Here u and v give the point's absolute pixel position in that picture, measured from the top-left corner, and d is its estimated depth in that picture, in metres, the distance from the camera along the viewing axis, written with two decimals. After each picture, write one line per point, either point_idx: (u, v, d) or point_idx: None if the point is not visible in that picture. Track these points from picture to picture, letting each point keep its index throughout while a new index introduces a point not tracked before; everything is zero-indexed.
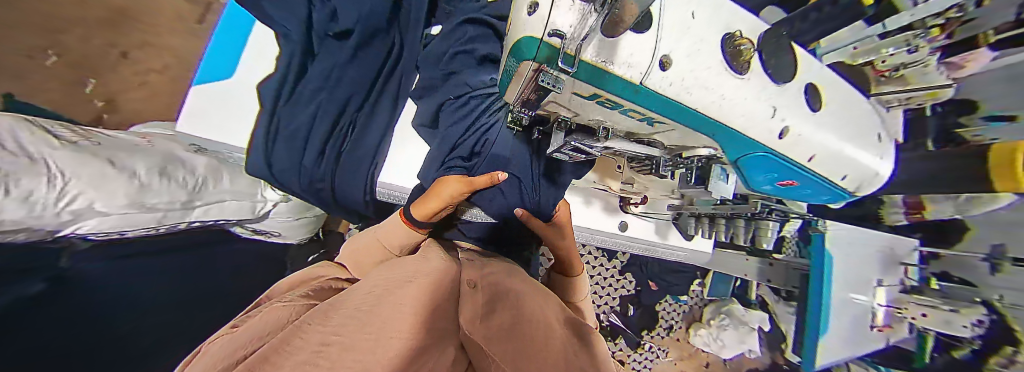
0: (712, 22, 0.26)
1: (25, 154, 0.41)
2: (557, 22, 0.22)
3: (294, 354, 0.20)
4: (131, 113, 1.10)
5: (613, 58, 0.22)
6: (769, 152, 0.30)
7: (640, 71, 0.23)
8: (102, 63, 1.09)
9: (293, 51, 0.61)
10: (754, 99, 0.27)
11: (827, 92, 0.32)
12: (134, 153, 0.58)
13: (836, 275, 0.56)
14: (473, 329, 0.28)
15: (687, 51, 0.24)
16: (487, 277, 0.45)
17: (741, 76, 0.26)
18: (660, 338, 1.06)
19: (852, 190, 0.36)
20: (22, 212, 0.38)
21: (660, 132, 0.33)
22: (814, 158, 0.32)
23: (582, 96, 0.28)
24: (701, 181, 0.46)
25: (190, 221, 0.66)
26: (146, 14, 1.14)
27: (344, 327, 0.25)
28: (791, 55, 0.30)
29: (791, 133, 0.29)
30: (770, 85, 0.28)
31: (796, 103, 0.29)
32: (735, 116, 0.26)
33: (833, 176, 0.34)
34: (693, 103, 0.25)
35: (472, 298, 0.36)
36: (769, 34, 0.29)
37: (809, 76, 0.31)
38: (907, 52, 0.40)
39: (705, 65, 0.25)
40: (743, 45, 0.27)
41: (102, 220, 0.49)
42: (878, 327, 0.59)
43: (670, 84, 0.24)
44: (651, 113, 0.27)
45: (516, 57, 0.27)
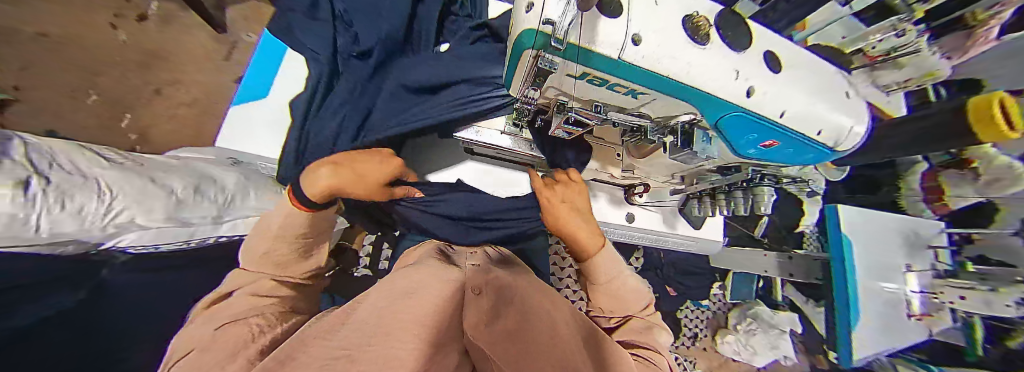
0: (674, 5, 0.29)
1: (79, 173, 0.46)
2: (548, 12, 0.24)
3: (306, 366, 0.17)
4: (160, 142, 1.16)
5: (595, 39, 0.25)
6: (744, 111, 0.31)
7: (618, 48, 0.26)
8: (134, 99, 1.17)
9: (321, 71, 0.66)
10: (719, 65, 0.29)
11: (784, 56, 0.34)
12: (172, 172, 0.62)
13: (858, 262, 0.55)
14: (478, 336, 0.23)
15: (656, 28, 0.27)
16: (493, 281, 0.38)
17: (701, 46, 0.29)
18: (685, 347, 1.00)
19: (831, 146, 0.36)
20: (74, 225, 0.42)
21: (646, 104, 0.35)
22: (785, 114, 0.32)
23: (575, 78, 0.31)
24: (688, 144, 0.42)
25: (218, 236, 0.68)
26: (181, 55, 1.28)
27: (365, 325, 0.24)
28: (746, 28, 0.32)
29: (757, 92, 0.31)
30: (730, 53, 0.30)
31: (753, 65, 0.31)
32: (706, 81, 0.29)
33: (808, 131, 0.34)
34: (667, 71, 0.28)
35: (478, 302, 0.30)
36: (723, 14, 0.32)
37: (765, 45, 0.33)
38: (895, 35, 0.51)
39: (673, 40, 0.27)
40: (701, 22, 0.29)
41: (142, 233, 0.52)
42: (917, 315, 0.57)
43: (645, 57, 0.26)
44: (635, 86, 0.30)
45: (517, 51, 0.30)
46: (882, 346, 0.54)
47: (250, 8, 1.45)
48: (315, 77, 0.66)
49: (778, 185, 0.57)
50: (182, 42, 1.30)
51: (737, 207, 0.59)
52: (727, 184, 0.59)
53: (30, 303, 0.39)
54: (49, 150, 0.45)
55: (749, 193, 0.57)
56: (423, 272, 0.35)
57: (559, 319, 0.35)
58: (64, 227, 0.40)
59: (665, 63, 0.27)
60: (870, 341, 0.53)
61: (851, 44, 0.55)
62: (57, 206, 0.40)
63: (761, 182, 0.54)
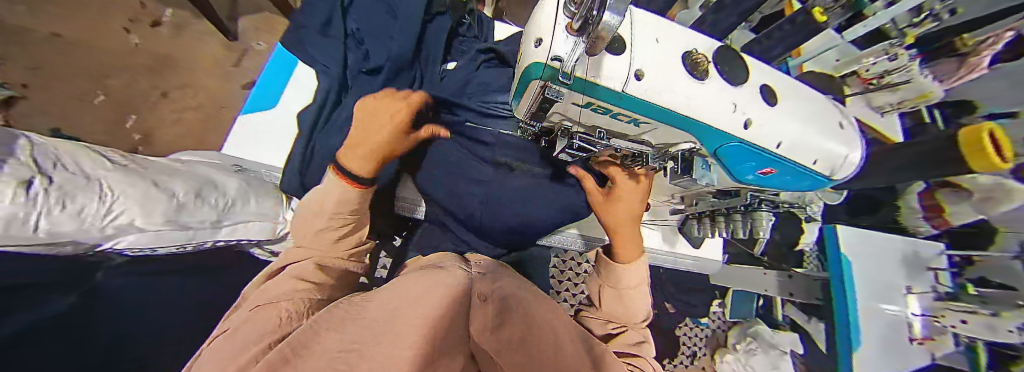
0: (676, 42, 0.31)
1: (84, 174, 0.46)
2: (557, 49, 0.26)
3: (314, 360, 0.20)
4: (164, 144, 1.17)
5: (601, 74, 0.27)
6: (740, 142, 0.33)
7: (620, 82, 0.28)
8: (141, 101, 1.19)
9: (332, 85, 0.71)
10: (716, 98, 0.31)
11: (779, 89, 0.35)
12: (176, 176, 0.63)
13: (858, 284, 0.55)
14: (483, 340, 0.27)
15: (657, 65, 0.29)
16: (498, 292, 0.39)
17: (701, 81, 0.30)
18: (684, 367, 0.96)
19: (826, 174, 0.37)
20: (73, 226, 0.42)
21: (647, 132, 0.36)
22: (781, 146, 0.34)
23: (579, 106, 0.32)
24: (687, 171, 0.39)
25: (217, 241, 0.67)
26: (192, 62, 1.31)
27: (362, 336, 0.25)
28: (741, 63, 0.33)
29: (754, 124, 0.32)
30: (728, 87, 0.32)
31: (751, 99, 0.33)
32: (703, 113, 0.30)
33: (802, 160, 0.35)
34: (666, 104, 0.29)
35: (480, 307, 0.33)
36: (721, 50, 0.33)
37: (760, 79, 0.35)
38: (887, 59, 0.56)
39: (671, 74, 0.29)
40: (700, 59, 0.31)
41: (140, 236, 0.52)
42: (918, 339, 0.56)
43: (648, 91, 0.28)
44: (638, 115, 0.31)
45: (524, 79, 0.31)
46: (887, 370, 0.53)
47: (263, 19, 1.49)
48: (325, 91, 0.71)
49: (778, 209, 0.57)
50: (194, 50, 1.34)
51: (735, 229, 0.59)
52: (726, 207, 0.59)
53: (26, 304, 0.39)
54: (56, 151, 0.45)
55: (748, 217, 0.56)
56: (428, 285, 0.36)
57: (563, 337, 0.35)
58: (61, 225, 0.40)
59: (663, 96, 0.29)
60: (875, 363, 0.53)
61: (845, 67, 0.61)
62: (57, 207, 0.40)
63: (760, 207, 0.54)
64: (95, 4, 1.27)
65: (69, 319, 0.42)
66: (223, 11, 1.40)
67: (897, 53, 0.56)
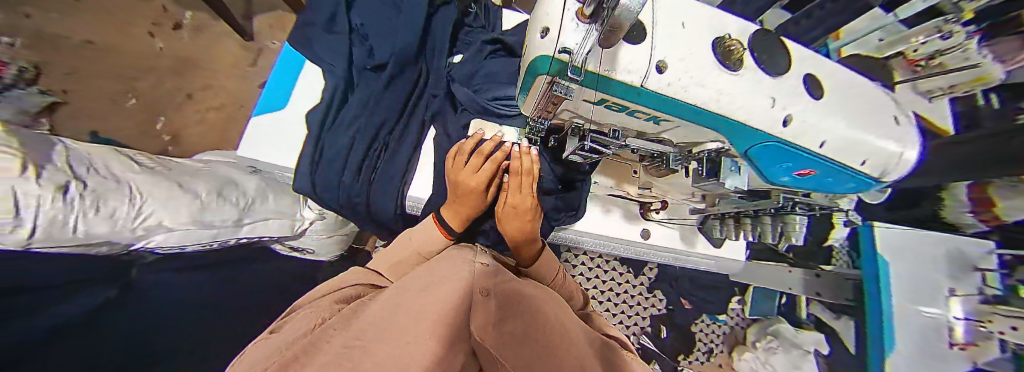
0: (701, 28, 0.28)
1: (113, 178, 0.48)
2: (565, 40, 0.24)
3: (319, 355, 0.20)
4: (190, 144, 1.23)
5: (616, 67, 0.25)
6: (779, 141, 0.30)
7: (641, 75, 0.26)
8: (167, 103, 1.24)
9: (338, 83, 0.69)
10: (752, 93, 0.28)
11: (826, 81, 0.31)
12: (198, 177, 0.66)
13: (896, 285, 0.51)
14: (485, 337, 0.25)
15: (682, 55, 0.26)
16: (502, 284, 0.40)
17: (734, 72, 0.28)
18: (699, 364, 0.95)
19: (878, 176, 0.34)
20: (106, 227, 0.44)
21: (667, 130, 0.35)
22: (825, 144, 0.31)
23: (591, 102, 0.31)
24: (714, 174, 0.45)
25: (240, 238, 0.70)
26: (211, 63, 1.34)
27: (368, 331, 0.25)
28: (784, 53, 0.30)
29: (794, 121, 0.29)
30: (765, 78, 0.28)
31: (791, 93, 0.29)
32: (736, 109, 0.28)
33: (851, 161, 0.32)
34: (693, 100, 0.27)
35: (486, 300, 0.31)
36: (759, 35, 0.30)
37: (805, 67, 0.31)
38: (941, 37, 0.45)
39: (700, 65, 0.27)
40: (734, 46, 0.28)
41: (168, 235, 0.54)
42: (959, 345, 0.52)
43: (669, 85, 0.26)
44: (656, 112, 0.30)
45: (530, 73, 0.30)
46: None
47: (275, 16, 1.47)
48: (331, 89, 0.70)
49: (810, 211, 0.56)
50: (213, 50, 1.35)
51: (764, 232, 0.60)
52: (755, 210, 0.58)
53: (72, 299, 0.42)
54: (88, 157, 0.47)
55: (778, 220, 0.57)
56: (435, 279, 0.37)
57: (570, 329, 0.34)
58: (94, 227, 0.42)
59: (691, 91, 0.27)
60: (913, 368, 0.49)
61: (890, 47, 0.52)
62: (91, 210, 0.42)
63: (793, 211, 0.53)
64: (116, 5, 1.28)
65: (109, 315, 0.45)
66: (237, 10, 1.41)
67: (954, 30, 0.45)
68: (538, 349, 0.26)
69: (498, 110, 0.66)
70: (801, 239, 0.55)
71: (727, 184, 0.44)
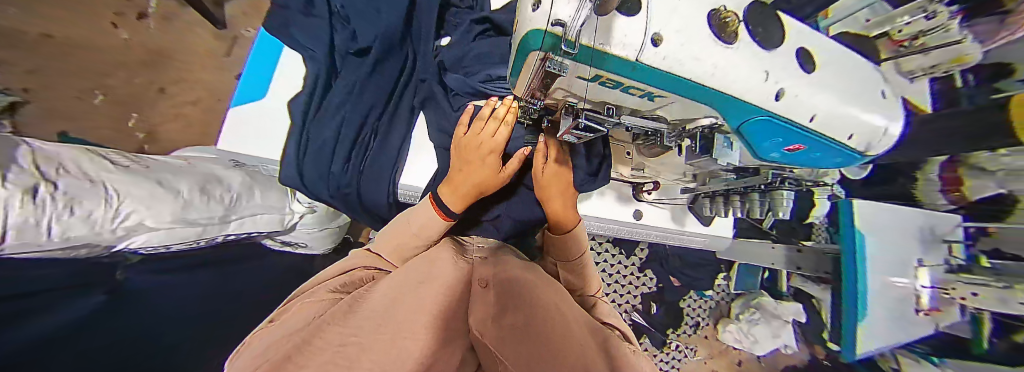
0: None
1: (87, 177, 0.46)
2: (558, 12, 0.23)
3: (317, 354, 0.20)
4: (168, 142, 1.18)
5: (610, 40, 0.23)
6: (771, 115, 0.29)
7: (636, 48, 0.23)
8: (139, 98, 1.18)
9: (320, 72, 0.68)
10: (749, 66, 0.26)
11: (819, 55, 0.31)
12: (178, 174, 0.63)
13: (871, 258, 0.54)
14: (484, 332, 0.28)
15: (680, 26, 0.24)
16: (501, 274, 0.41)
17: (729, 46, 0.26)
18: (686, 336, 1.03)
19: (861, 149, 0.34)
20: (85, 229, 0.43)
21: (663, 106, 0.33)
22: (815, 118, 0.30)
23: (586, 79, 0.29)
24: (705, 150, 0.48)
25: (227, 235, 0.70)
26: (183, 54, 1.25)
27: (365, 327, 0.25)
28: (779, 25, 0.30)
29: (787, 95, 0.28)
30: (759, 51, 0.27)
31: (785, 66, 0.28)
32: (731, 82, 0.26)
33: (839, 136, 0.32)
34: (689, 75, 0.25)
35: (483, 298, 0.34)
36: (756, 6, 0.29)
37: (798, 42, 0.30)
38: (924, 18, 0.46)
39: (695, 36, 0.24)
40: (729, 18, 0.26)
41: (151, 235, 0.53)
42: (924, 310, 0.56)
43: (665, 60, 0.24)
44: (650, 88, 0.28)
45: (522, 53, 0.28)
46: (891, 340, 0.53)
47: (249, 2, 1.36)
48: (313, 77, 0.68)
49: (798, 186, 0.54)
50: (183, 40, 1.26)
51: (752, 208, 0.60)
52: (744, 187, 0.58)
53: (63, 305, 0.41)
54: (59, 157, 0.45)
55: (766, 197, 0.56)
56: (427, 274, 0.37)
57: (567, 314, 0.35)
58: (72, 230, 0.41)
59: (685, 65, 0.24)
60: (878, 334, 0.53)
61: (874, 29, 0.52)
62: (66, 212, 0.40)
63: (780, 186, 0.52)
64: None
65: (107, 318, 0.45)
66: None
67: (939, 10, 0.44)
68: (533, 333, 0.27)
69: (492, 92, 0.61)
70: (788, 213, 0.54)
71: (719, 159, 0.47)
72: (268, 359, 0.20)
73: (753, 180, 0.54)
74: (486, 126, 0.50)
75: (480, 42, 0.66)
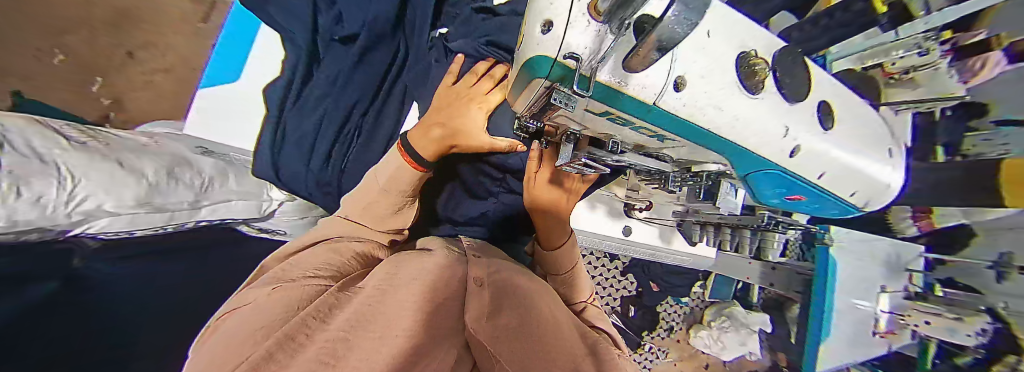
0: (728, 39, 0.24)
1: (37, 156, 0.42)
2: (572, 43, 0.20)
3: (300, 352, 0.17)
4: (137, 111, 1.09)
5: (629, 80, 0.21)
6: (783, 170, 0.29)
7: (655, 92, 0.22)
8: (103, 60, 1.07)
9: (300, 56, 0.65)
10: (770, 119, 0.25)
11: (838, 108, 0.30)
12: (143, 155, 0.59)
13: (841, 283, 0.57)
14: (478, 329, 0.24)
15: (704, 71, 0.22)
16: (495, 275, 0.39)
17: (755, 96, 0.24)
18: (660, 338, 1.07)
19: (860, 205, 0.35)
20: (36, 213, 0.39)
21: (671, 147, 0.33)
22: (824, 175, 0.30)
23: (594, 113, 0.27)
24: (710, 197, 0.45)
25: (198, 221, 0.66)
26: (150, 14, 1.12)
27: (350, 323, 0.23)
28: (805, 73, 0.28)
29: (802, 152, 0.28)
30: (784, 105, 0.26)
31: (805, 121, 0.27)
32: (748, 135, 0.25)
33: (842, 193, 0.33)
34: (708, 124, 0.24)
35: (477, 297, 0.31)
36: (785, 52, 0.27)
37: (821, 94, 0.29)
38: (919, 54, 0.42)
39: (718, 84, 0.23)
40: (758, 66, 0.25)
41: (113, 220, 0.50)
42: (881, 333, 0.60)
43: (682, 106, 0.22)
44: (662, 130, 0.26)
45: (525, 74, 0.25)
46: (847, 358, 0.57)
47: None
48: (292, 63, 0.66)
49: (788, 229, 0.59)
50: None
51: (742, 243, 0.62)
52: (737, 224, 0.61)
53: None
54: (2, 129, 0.40)
55: (757, 235, 0.59)
56: (418, 270, 0.35)
57: (563, 321, 0.34)
58: (18, 213, 0.37)
59: (706, 114, 0.23)
60: (836, 353, 0.57)
61: (868, 60, 0.44)
62: (11, 194, 0.36)
63: (772, 228, 0.56)
64: None
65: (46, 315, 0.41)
66: None
67: (931, 47, 0.41)
68: (529, 335, 0.25)
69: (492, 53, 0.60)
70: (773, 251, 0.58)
71: (722, 209, 0.44)
72: (245, 359, 0.17)
73: (747, 220, 0.57)
74: (479, 83, 0.53)
75: (490, 21, 0.62)
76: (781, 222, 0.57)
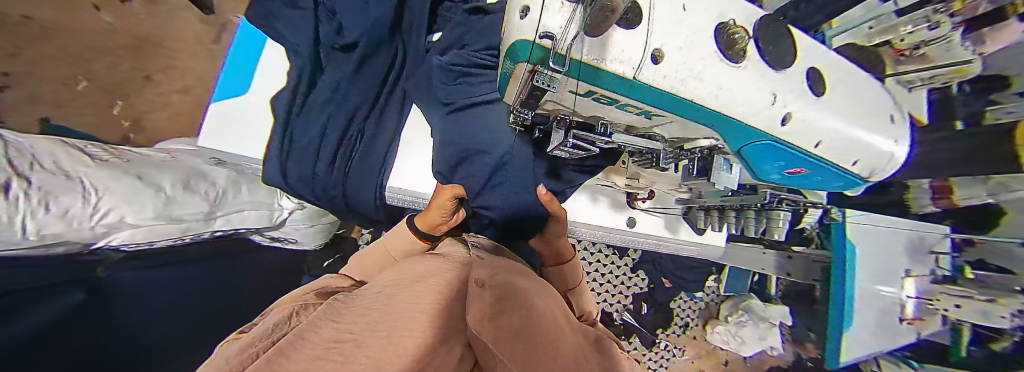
0: (707, 11, 0.25)
1: (63, 172, 0.44)
2: (547, 24, 0.21)
3: (307, 349, 0.17)
4: (154, 131, 1.13)
5: (606, 55, 0.21)
6: (775, 140, 0.28)
7: (633, 66, 0.22)
8: (124, 84, 1.13)
9: (304, 64, 0.67)
10: (753, 87, 0.25)
11: (830, 76, 0.30)
12: (161, 168, 0.61)
13: (859, 267, 0.55)
14: (481, 330, 0.22)
15: (681, 43, 0.23)
16: (496, 276, 0.38)
17: (737, 65, 0.25)
18: (676, 336, 1.04)
19: (866, 176, 0.34)
20: (62, 226, 0.41)
21: (660, 125, 0.32)
22: (821, 144, 0.29)
23: (578, 94, 0.27)
24: (705, 173, 0.44)
25: (214, 231, 0.68)
26: (169, 39, 1.17)
27: (358, 325, 0.23)
28: (790, 42, 0.29)
29: (794, 120, 0.27)
30: (767, 72, 0.26)
31: (794, 88, 0.27)
32: (735, 106, 0.25)
33: (844, 162, 0.31)
34: (690, 95, 0.24)
35: (477, 297, 0.30)
36: (765, 20, 0.28)
37: (810, 61, 0.29)
38: (929, 27, 0.43)
39: (696, 55, 0.23)
40: (737, 34, 0.25)
41: (134, 232, 0.52)
42: (908, 320, 0.58)
43: (663, 78, 0.22)
44: (649, 107, 0.26)
45: (510, 60, 0.26)
46: (873, 348, 0.55)
47: None
48: (297, 71, 0.68)
49: (796, 206, 0.57)
50: (165, 23, 1.18)
51: (747, 225, 0.63)
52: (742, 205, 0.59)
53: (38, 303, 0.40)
54: (32, 150, 0.43)
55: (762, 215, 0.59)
56: (424, 271, 0.35)
57: (562, 321, 0.33)
58: (47, 227, 0.39)
59: (688, 85, 0.23)
60: (861, 342, 0.54)
61: (877, 37, 0.48)
62: (40, 209, 0.38)
63: (777, 207, 0.55)
64: None
65: (77, 322, 0.43)
66: None
67: (942, 20, 0.43)
68: (530, 335, 0.24)
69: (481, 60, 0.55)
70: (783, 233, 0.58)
71: (716, 184, 0.42)
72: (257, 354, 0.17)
73: (749, 199, 0.54)
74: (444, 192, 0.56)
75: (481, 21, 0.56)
76: (786, 200, 0.55)
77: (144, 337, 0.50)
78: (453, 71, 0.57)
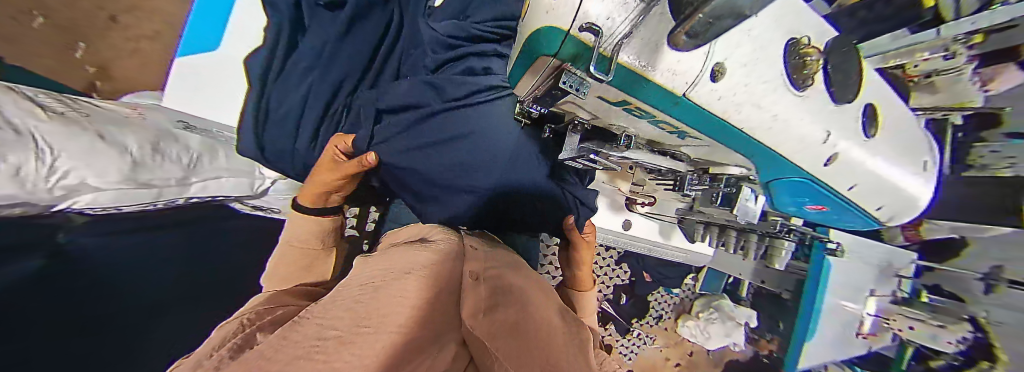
0: (783, 25, 0.22)
1: (10, 126, 0.38)
2: (590, 11, 0.17)
3: (284, 349, 0.14)
4: (126, 81, 1.02)
5: (656, 64, 0.19)
6: (809, 178, 0.29)
7: (686, 81, 0.19)
8: (88, 26, 0.98)
9: (282, 22, 0.61)
10: (811, 122, 0.24)
11: (884, 113, 0.30)
12: (125, 127, 0.56)
13: (834, 283, 0.58)
14: (474, 323, 0.21)
15: (745, 59, 0.20)
16: (489, 270, 0.37)
17: (799, 93, 0.23)
18: (649, 326, 1.11)
19: (885, 219, 0.37)
20: (13, 187, 0.36)
21: (689, 145, 0.31)
22: (855, 187, 0.31)
23: (609, 101, 0.25)
24: (727, 204, 0.42)
25: (189, 197, 0.64)
26: None
27: (344, 320, 0.19)
28: (858, 74, 0.27)
29: (838, 160, 0.28)
30: (830, 106, 0.25)
31: (850, 126, 0.27)
32: (778, 141, 0.25)
33: (869, 206, 0.34)
34: (740, 122, 0.22)
35: (473, 291, 0.28)
36: (836, 41, 0.25)
37: (869, 97, 0.29)
38: (943, 56, 0.45)
39: (756, 77, 0.21)
40: (810, 56, 0.23)
41: (99, 195, 0.47)
42: (864, 334, 0.63)
43: (714, 98, 0.21)
44: (686, 128, 0.25)
45: (532, 50, 0.22)
46: (828, 355, 0.61)
47: None
48: (274, 28, 0.61)
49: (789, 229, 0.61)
50: None
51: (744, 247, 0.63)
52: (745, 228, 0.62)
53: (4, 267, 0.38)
54: None
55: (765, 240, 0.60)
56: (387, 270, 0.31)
57: (552, 314, 0.33)
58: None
59: (741, 111, 0.22)
60: (818, 349, 0.59)
61: (893, 59, 0.46)
62: None
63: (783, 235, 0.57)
64: None
65: (41, 287, 0.41)
66: None
67: (956, 51, 0.45)
68: (527, 334, 0.23)
69: (482, 33, 0.51)
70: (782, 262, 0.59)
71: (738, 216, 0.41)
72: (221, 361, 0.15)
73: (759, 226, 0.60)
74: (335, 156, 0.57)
75: None
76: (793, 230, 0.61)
77: (119, 291, 0.51)
78: (451, 44, 0.53)
